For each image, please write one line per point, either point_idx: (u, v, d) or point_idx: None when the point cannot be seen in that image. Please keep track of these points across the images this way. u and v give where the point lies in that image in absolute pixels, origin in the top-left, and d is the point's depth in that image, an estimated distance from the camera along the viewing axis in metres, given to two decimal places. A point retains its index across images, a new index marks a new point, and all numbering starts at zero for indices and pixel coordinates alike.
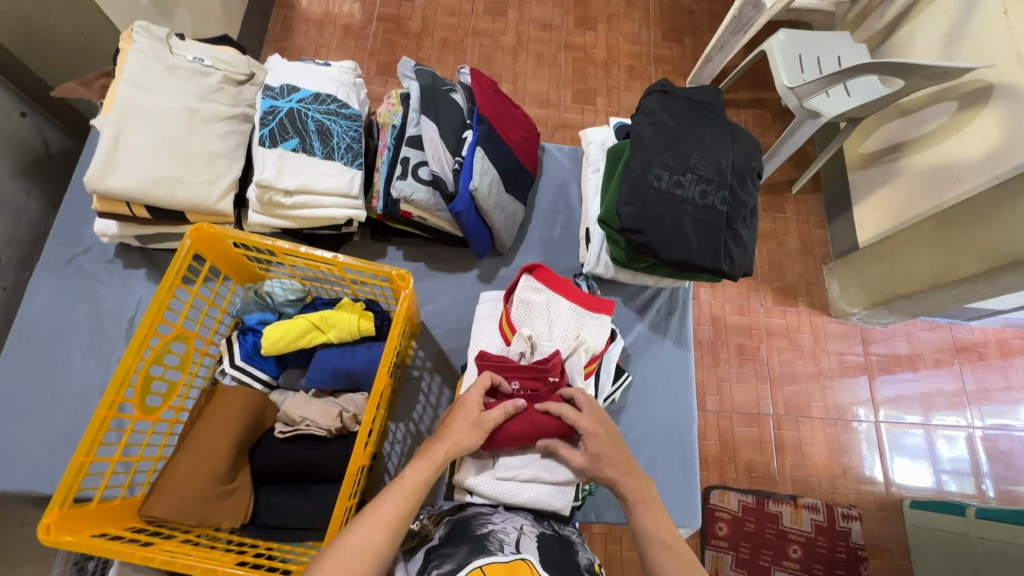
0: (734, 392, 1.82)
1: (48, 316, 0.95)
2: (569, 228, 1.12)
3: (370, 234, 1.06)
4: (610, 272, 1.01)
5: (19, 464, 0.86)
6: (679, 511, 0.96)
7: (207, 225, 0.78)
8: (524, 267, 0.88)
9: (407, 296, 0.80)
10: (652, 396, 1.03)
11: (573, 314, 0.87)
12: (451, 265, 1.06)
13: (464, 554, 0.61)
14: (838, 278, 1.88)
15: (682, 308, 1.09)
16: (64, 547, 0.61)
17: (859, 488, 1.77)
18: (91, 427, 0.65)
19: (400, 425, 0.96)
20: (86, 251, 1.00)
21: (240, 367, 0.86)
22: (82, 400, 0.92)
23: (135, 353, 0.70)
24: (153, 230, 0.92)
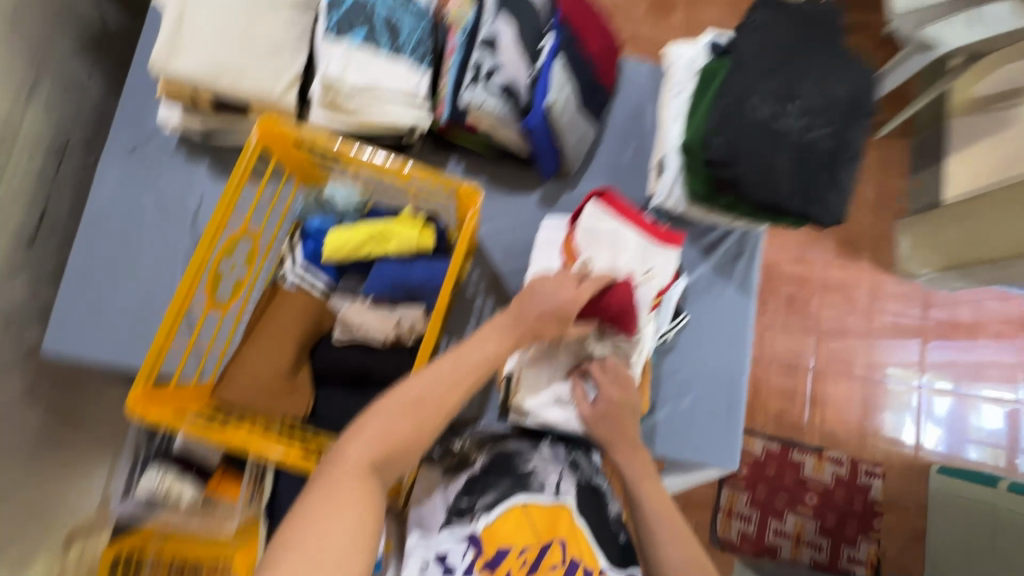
0: (777, 341, 1.78)
1: (118, 202, 0.97)
2: (640, 155, 1.04)
3: (432, 145, 1.01)
4: (680, 207, 0.96)
5: (102, 342, 0.92)
6: (717, 453, 0.97)
7: (274, 119, 0.75)
8: (591, 193, 0.83)
9: (473, 214, 0.77)
10: (705, 340, 1.00)
11: (640, 247, 0.81)
12: (513, 185, 1.01)
13: (506, 488, 0.68)
14: (911, 235, 1.75)
15: (751, 252, 1.03)
16: (150, 421, 0.65)
17: (888, 448, 1.76)
18: (170, 313, 0.68)
19: (451, 341, 0.97)
20: (149, 139, 0.99)
21: (302, 270, 0.85)
22: (153, 286, 0.95)
23: (207, 245, 0.71)
24: (217, 122, 0.90)
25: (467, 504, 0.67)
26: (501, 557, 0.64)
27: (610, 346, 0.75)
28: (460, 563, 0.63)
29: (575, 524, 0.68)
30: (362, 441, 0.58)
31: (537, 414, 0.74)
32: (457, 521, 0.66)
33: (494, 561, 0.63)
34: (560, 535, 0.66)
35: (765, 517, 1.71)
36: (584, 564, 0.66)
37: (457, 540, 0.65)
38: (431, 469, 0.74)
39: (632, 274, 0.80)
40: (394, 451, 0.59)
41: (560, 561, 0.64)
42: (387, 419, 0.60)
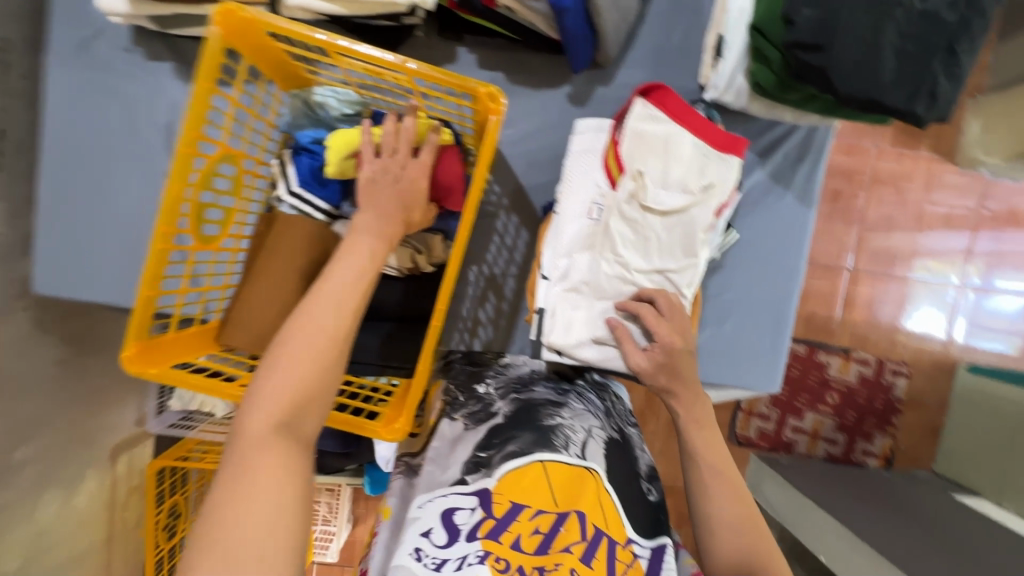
0: (816, 242, 1.66)
1: (76, 115, 0.83)
2: (693, 33, 0.85)
3: (437, 30, 0.83)
4: (741, 101, 0.78)
5: (96, 278, 0.85)
6: (758, 375, 0.91)
7: (235, 7, 0.58)
8: (639, 88, 0.68)
9: (495, 124, 0.62)
10: (756, 257, 0.90)
11: (697, 154, 0.68)
12: (537, 79, 0.84)
13: (528, 441, 0.59)
14: (984, 117, 1.55)
15: (816, 154, 0.87)
16: (152, 380, 0.59)
17: (918, 348, 1.72)
18: (151, 260, 0.58)
19: (472, 267, 0.88)
20: (98, 35, 0.82)
21: (297, 195, 0.74)
22: (137, 215, 0.85)
23: (180, 178, 0.59)
24: (171, 10, 0.73)
25: (486, 456, 0.60)
26: (511, 517, 0.53)
27: (658, 274, 0.69)
28: (466, 522, 0.54)
29: (605, 491, 0.56)
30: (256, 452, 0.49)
31: (574, 353, 0.70)
32: (471, 476, 0.58)
33: (503, 522, 0.53)
34: (580, 505, 0.54)
35: (783, 415, 1.73)
36: (607, 534, 0.53)
37: (466, 498, 0.56)
38: (452, 422, 0.68)
39: (686, 189, 0.67)
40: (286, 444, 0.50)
41: (579, 537, 0.52)
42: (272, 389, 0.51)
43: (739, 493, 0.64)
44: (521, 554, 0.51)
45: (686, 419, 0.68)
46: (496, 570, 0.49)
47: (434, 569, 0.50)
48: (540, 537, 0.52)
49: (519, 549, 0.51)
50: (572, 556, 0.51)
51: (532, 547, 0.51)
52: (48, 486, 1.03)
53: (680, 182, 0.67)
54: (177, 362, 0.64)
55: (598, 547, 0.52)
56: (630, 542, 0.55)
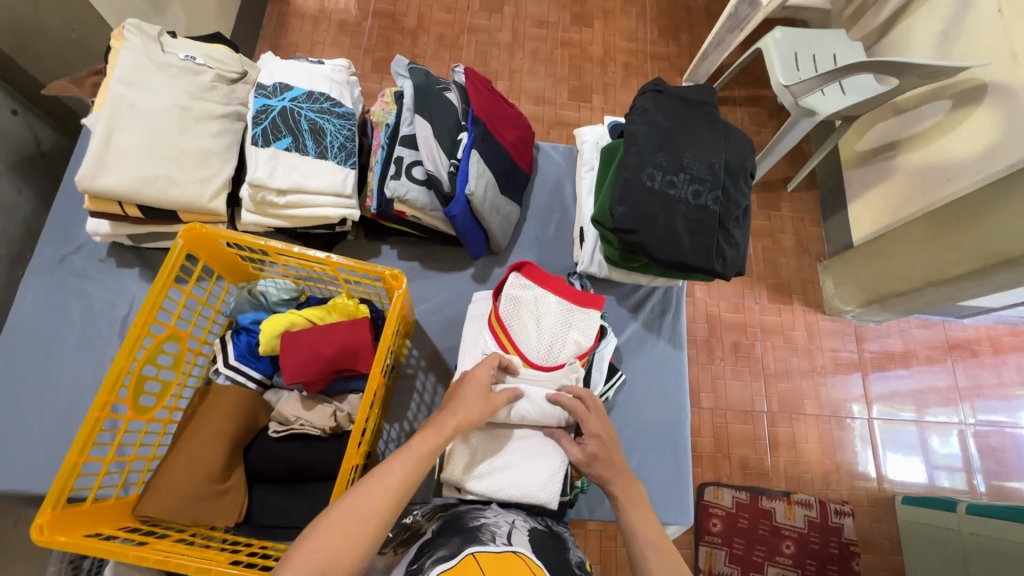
0: (729, 388, 1.83)
1: (41, 314, 0.95)
2: (563, 227, 1.12)
3: (365, 233, 1.06)
4: (603, 271, 1.02)
5: (17, 466, 0.87)
6: (671, 509, 0.97)
7: (199, 225, 0.77)
8: (512, 265, 0.88)
9: (400, 296, 0.80)
10: (646, 395, 1.03)
11: (562, 311, 0.86)
12: (446, 265, 1.06)
13: (456, 543, 0.63)
14: (833, 275, 1.89)
15: (675, 307, 1.09)
16: (57, 547, 0.62)
17: (853, 484, 1.78)
18: (85, 428, 0.65)
19: (394, 424, 0.96)
20: (78, 250, 0.99)
21: (234, 367, 0.85)
22: (76, 398, 0.92)
23: (127, 353, 0.70)
24: (146, 228, 0.92)
25: (418, 567, 0.61)
26: None
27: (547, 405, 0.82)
28: None
29: (535, 567, 0.59)
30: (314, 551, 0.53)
31: (471, 486, 0.78)
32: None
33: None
34: None
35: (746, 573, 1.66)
36: None
37: None
38: (382, 554, 0.72)
39: (552, 350, 0.84)
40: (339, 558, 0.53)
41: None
42: (304, 551, 0.53)
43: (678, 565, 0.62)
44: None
45: (626, 500, 0.71)
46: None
47: None
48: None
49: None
50: None
51: None
52: None
53: (550, 340, 0.84)
54: (88, 532, 0.67)
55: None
56: None
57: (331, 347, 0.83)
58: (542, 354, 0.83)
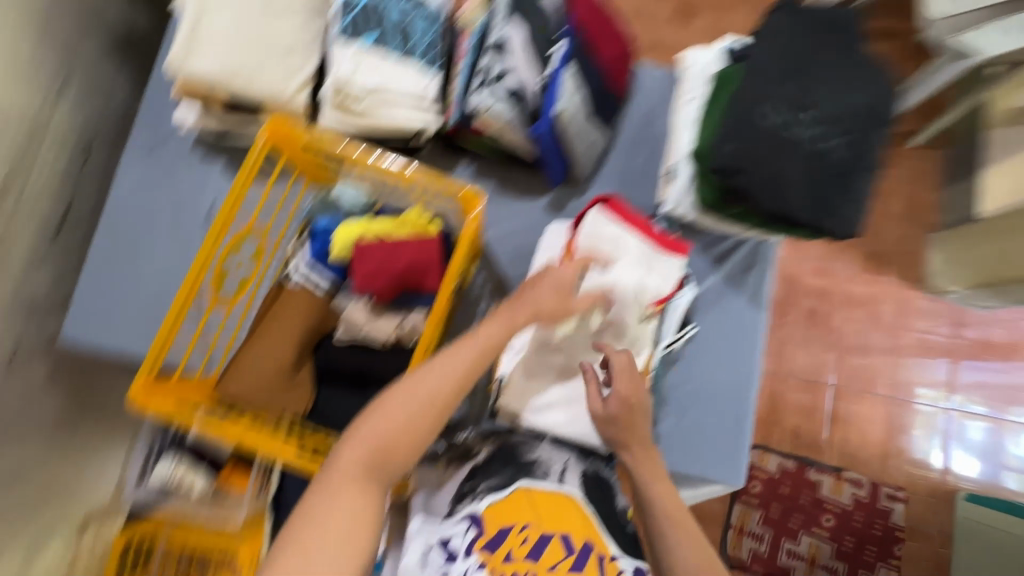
0: (796, 356, 1.73)
1: (136, 198, 1.00)
2: (652, 162, 1.02)
3: (441, 147, 1.01)
4: (691, 214, 0.94)
5: (119, 334, 0.95)
6: (722, 468, 0.94)
7: (284, 119, 0.77)
8: (596, 198, 0.82)
9: (475, 215, 0.78)
10: (716, 352, 0.98)
11: (642, 255, 0.80)
12: (522, 190, 1.01)
13: (510, 474, 0.72)
14: (943, 249, 1.67)
15: (764, 263, 1.00)
16: (151, 412, 0.67)
17: (912, 472, 1.66)
18: (174, 308, 0.69)
19: (454, 344, 0.97)
20: (168, 138, 1.01)
21: (307, 268, 0.85)
22: (167, 281, 0.98)
23: (212, 243, 0.72)
24: (230, 120, 0.92)
25: (471, 488, 0.72)
26: (500, 537, 0.66)
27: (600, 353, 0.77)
28: (459, 544, 0.66)
29: (580, 513, 0.70)
30: (368, 434, 0.61)
31: (529, 420, 0.77)
32: (460, 504, 0.70)
33: (495, 538, 0.66)
34: (560, 529, 0.67)
35: (777, 537, 1.65)
36: (591, 549, 0.67)
37: (459, 524, 0.68)
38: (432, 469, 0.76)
39: (627, 291, 0.78)
40: (392, 444, 0.61)
41: (566, 553, 0.65)
42: (366, 433, 0.61)
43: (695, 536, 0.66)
44: (514, 564, 0.64)
45: (641, 471, 0.72)
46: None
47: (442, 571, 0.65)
48: (530, 547, 0.65)
49: (511, 561, 0.65)
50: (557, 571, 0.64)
51: (523, 557, 0.65)
52: (15, 543, 1.00)
53: (626, 283, 0.78)
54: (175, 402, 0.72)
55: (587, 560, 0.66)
56: (614, 558, 0.67)
57: (401, 262, 0.81)
58: (618, 292, 0.78)
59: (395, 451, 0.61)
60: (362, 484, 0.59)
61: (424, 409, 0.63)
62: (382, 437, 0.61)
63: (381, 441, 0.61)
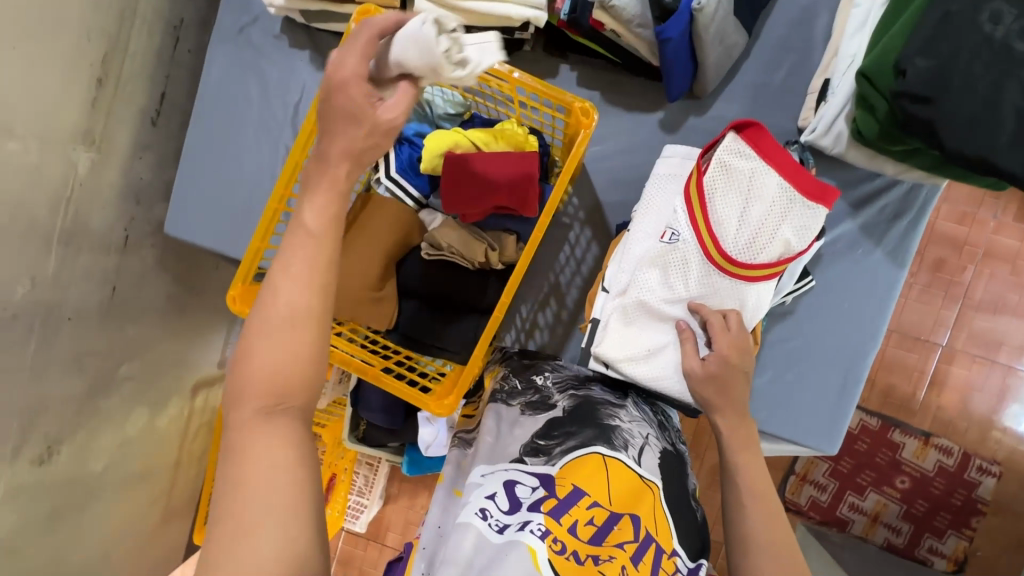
0: (907, 311, 1.52)
1: (224, 88, 0.96)
2: (797, 75, 0.84)
3: (544, 46, 0.88)
4: (839, 147, 0.77)
5: (216, 228, 0.98)
6: (815, 433, 0.87)
7: (374, 8, 0.67)
8: (734, 122, 0.69)
9: (584, 138, 0.66)
10: (832, 310, 0.86)
11: (782, 196, 0.68)
12: (632, 103, 0.87)
13: (588, 436, 0.63)
14: None
15: (916, 213, 0.83)
16: (247, 318, 0.69)
17: (1015, 448, 1.50)
18: (265, 215, 0.67)
19: (539, 272, 0.92)
20: (255, 21, 0.95)
21: (394, 180, 0.81)
22: (257, 178, 0.97)
23: (301, 149, 0.68)
24: (318, 6, 0.84)
25: (545, 445, 0.63)
26: (571, 501, 0.57)
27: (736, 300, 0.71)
28: (525, 497, 0.58)
29: (659, 503, 0.60)
30: (253, 381, 0.47)
31: (620, 367, 0.73)
32: (530, 459, 0.62)
33: (565, 503, 0.57)
34: (636, 511, 0.57)
35: (842, 490, 1.57)
36: (656, 542, 0.57)
37: (529, 475, 0.60)
38: (509, 407, 0.71)
39: (751, 241, 0.69)
40: (285, 381, 0.47)
41: (632, 537, 0.56)
42: (250, 374, 0.47)
43: (776, 515, 0.64)
44: (577, 540, 0.54)
45: (730, 438, 0.69)
46: (553, 551, 0.53)
47: (496, 531, 0.55)
48: (595, 528, 0.56)
49: (575, 535, 0.55)
50: (624, 553, 0.55)
51: (587, 535, 0.55)
52: (139, 403, 1.14)
53: (754, 231, 0.68)
54: None
55: (646, 552, 0.56)
56: (675, 555, 0.58)
57: (493, 181, 0.75)
58: (741, 245, 0.68)
59: (291, 380, 0.48)
60: (270, 423, 0.47)
61: (301, 328, 0.48)
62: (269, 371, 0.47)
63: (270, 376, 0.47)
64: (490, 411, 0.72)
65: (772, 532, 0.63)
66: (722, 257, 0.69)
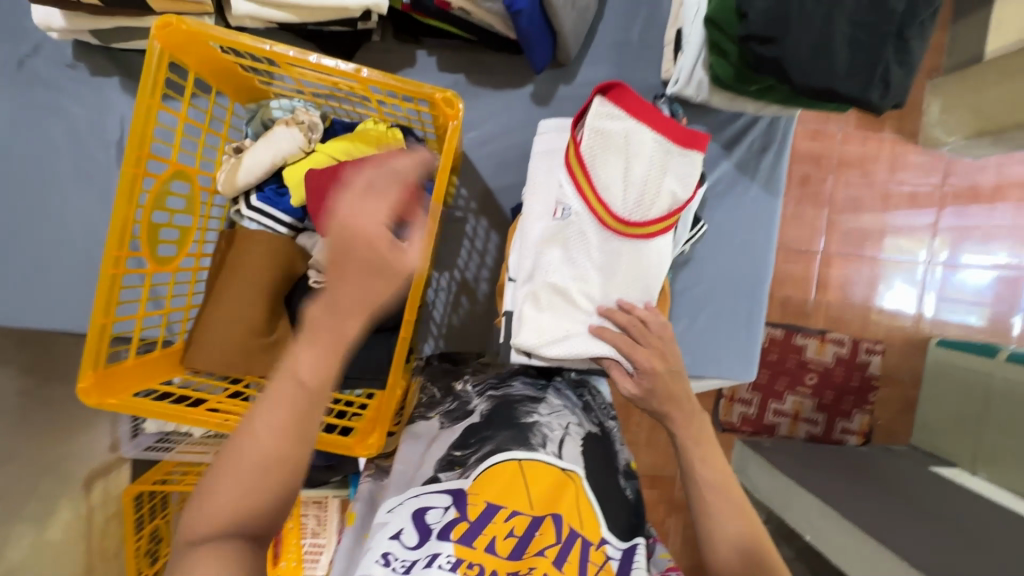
0: (788, 228, 1.66)
1: (19, 137, 0.80)
2: (652, 29, 0.85)
3: (393, 33, 0.81)
4: (703, 94, 0.79)
5: (55, 303, 0.82)
6: (735, 365, 0.92)
7: (176, 18, 0.56)
8: (597, 85, 0.67)
9: (454, 130, 0.61)
10: (725, 248, 0.90)
11: (659, 150, 0.68)
12: (499, 81, 0.84)
13: (503, 439, 0.60)
14: (943, 97, 1.57)
15: (780, 143, 0.88)
16: (112, 410, 0.57)
17: (891, 324, 1.72)
18: (103, 286, 0.56)
19: (443, 273, 0.88)
20: (38, 51, 0.78)
21: (258, 210, 0.72)
22: (91, 236, 0.82)
23: (128, 198, 0.57)
24: (113, 23, 0.70)
25: (460, 456, 0.60)
26: (485, 517, 0.52)
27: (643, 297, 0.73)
28: (437, 521, 0.53)
29: (584, 494, 0.56)
30: (209, 509, 0.41)
31: (542, 351, 0.71)
32: (444, 474, 0.58)
33: (477, 525, 0.52)
34: (556, 509, 0.53)
35: (764, 399, 1.71)
36: (581, 536, 0.52)
37: (439, 498, 0.55)
38: (428, 422, 0.69)
39: (642, 200, 0.68)
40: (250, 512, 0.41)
41: (553, 540, 0.51)
42: (213, 503, 0.41)
43: (742, 513, 0.60)
44: (495, 558, 0.49)
45: (683, 435, 0.66)
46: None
47: (404, 571, 0.48)
48: (515, 541, 0.51)
49: (493, 553, 0.50)
50: (546, 559, 0.49)
51: (506, 551, 0.50)
52: (17, 521, 0.96)
53: (641, 189, 0.68)
54: (139, 389, 0.62)
55: (571, 550, 0.51)
56: (604, 543, 0.53)
57: None
58: (632, 204, 0.68)
59: (254, 522, 0.42)
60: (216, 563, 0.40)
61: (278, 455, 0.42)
62: (230, 517, 0.41)
63: (231, 520, 0.41)
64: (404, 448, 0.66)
65: (738, 529, 0.59)
66: (618, 221, 0.68)
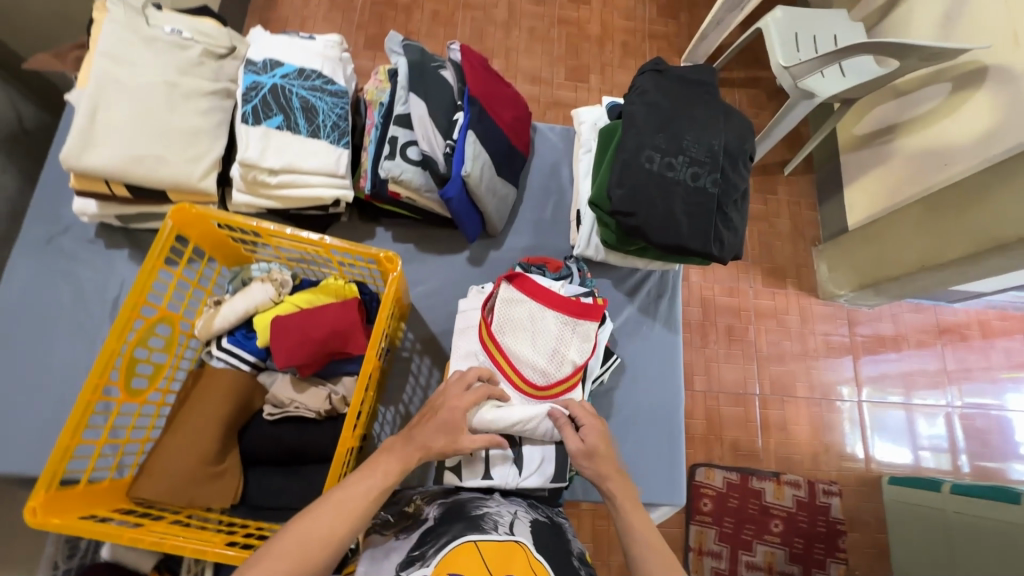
0: (723, 371, 1.67)
1: (29, 297, 0.93)
2: (560, 210, 1.11)
3: (359, 215, 1.05)
4: (600, 254, 1.01)
5: (9, 447, 0.86)
6: (663, 490, 0.98)
7: (189, 205, 0.75)
8: (503, 275, 0.89)
9: (395, 279, 0.78)
10: (638, 377, 1.04)
11: (561, 324, 0.86)
12: (443, 248, 1.05)
13: (458, 530, 0.64)
14: (828, 259, 1.74)
15: (672, 291, 1.09)
16: (52, 529, 0.62)
17: (841, 465, 1.63)
18: (76, 409, 0.65)
19: (389, 407, 0.97)
20: (66, 230, 0.97)
21: (227, 350, 0.83)
22: (67, 381, 0.91)
23: (118, 336, 0.69)
24: (135, 209, 0.90)
25: (420, 554, 0.62)
26: None
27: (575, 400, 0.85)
28: None
29: (536, 562, 0.59)
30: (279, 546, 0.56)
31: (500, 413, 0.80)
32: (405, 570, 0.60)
33: None
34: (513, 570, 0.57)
35: (735, 553, 1.54)
36: None
37: None
38: (382, 537, 0.72)
39: (552, 363, 0.84)
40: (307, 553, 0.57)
41: None
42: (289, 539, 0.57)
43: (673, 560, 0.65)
44: None
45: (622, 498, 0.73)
46: None
47: None
48: None
49: None
50: None
51: None
52: None
53: (550, 354, 0.85)
54: (83, 514, 0.67)
55: None
56: None
57: (321, 330, 0.81)
58: (544, 366, 0.84)
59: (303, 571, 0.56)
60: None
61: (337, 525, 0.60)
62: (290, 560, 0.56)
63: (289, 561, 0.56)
64: (365, 558, 0.69)
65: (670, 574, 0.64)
66: (529, 382, 0.83)
